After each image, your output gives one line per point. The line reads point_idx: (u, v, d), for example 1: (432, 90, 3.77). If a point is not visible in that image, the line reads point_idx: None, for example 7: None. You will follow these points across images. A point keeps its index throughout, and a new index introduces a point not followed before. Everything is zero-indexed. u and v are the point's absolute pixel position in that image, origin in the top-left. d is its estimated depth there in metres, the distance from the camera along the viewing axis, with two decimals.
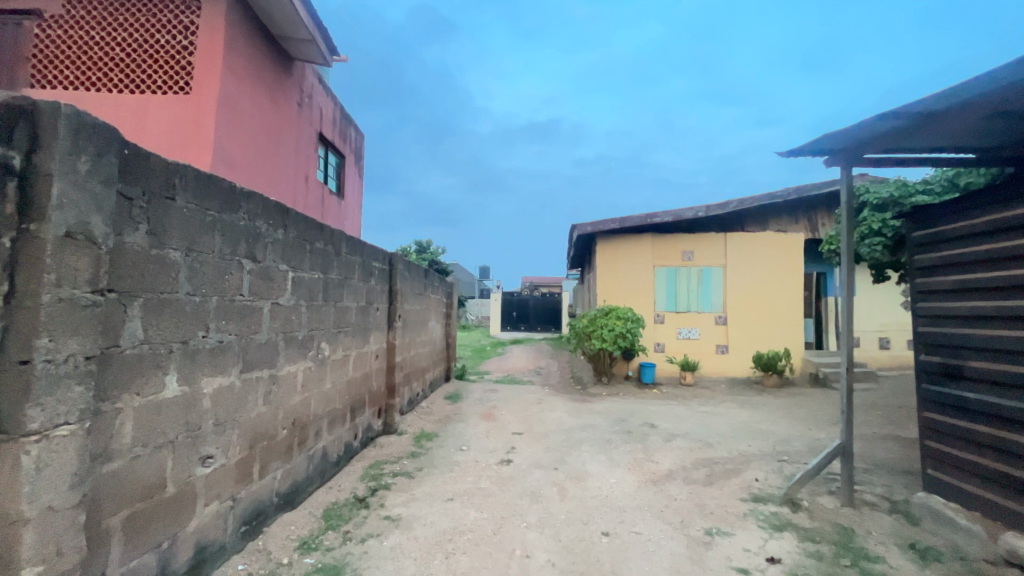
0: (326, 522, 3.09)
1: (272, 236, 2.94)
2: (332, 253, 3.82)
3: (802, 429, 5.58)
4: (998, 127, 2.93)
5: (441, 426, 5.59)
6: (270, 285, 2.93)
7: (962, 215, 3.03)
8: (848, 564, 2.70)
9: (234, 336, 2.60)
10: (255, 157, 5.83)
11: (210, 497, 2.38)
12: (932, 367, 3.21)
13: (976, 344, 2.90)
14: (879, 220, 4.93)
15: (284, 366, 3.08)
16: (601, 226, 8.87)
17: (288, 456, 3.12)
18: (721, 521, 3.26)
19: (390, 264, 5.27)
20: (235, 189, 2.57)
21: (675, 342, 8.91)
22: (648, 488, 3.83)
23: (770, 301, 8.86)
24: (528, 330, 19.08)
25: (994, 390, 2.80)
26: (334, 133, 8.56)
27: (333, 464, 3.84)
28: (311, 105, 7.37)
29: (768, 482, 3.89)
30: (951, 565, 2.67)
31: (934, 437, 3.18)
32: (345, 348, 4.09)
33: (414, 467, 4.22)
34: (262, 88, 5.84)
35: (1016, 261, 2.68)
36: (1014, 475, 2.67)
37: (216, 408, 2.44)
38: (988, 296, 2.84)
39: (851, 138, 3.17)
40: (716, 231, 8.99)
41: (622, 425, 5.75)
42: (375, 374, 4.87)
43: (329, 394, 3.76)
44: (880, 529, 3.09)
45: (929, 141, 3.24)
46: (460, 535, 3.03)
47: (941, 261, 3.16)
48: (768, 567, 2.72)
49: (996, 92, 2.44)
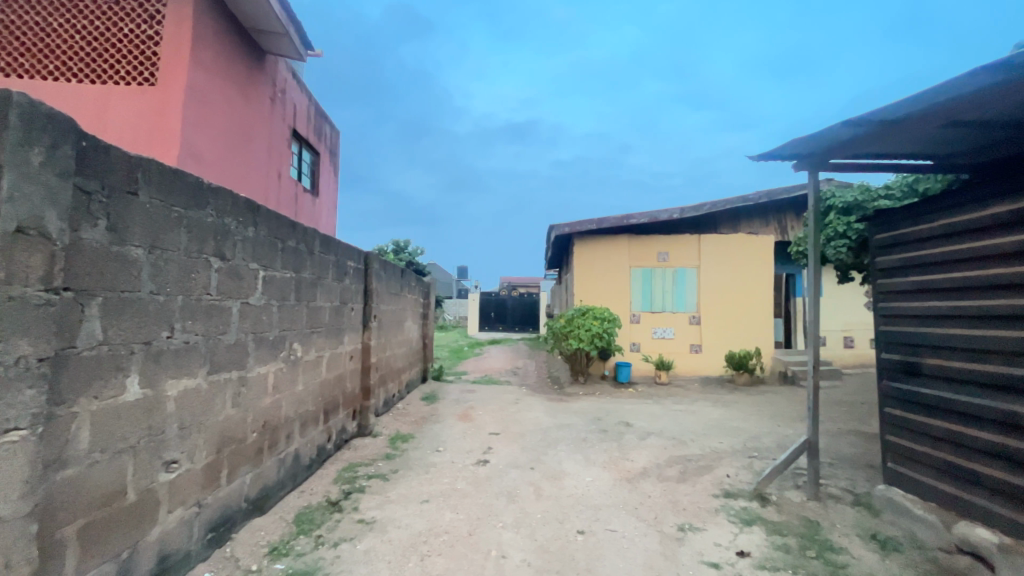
0: (297, 527, 3.02)
1: (241, 234, 2.85)
2: (305, 251, 3.74)
3: (771, 426, 5.73)
4: (954, 136, 3.07)
5: (417, 427, 5.54)
6: (239, 284, 2.84)
7: (920, 218, 3.17)
8: (813, 556, 2.79)
9: (201, 336, 2.51)
10: (224, 153, 5.63)
11: (174, 503, 2.30)
12: (892, 364, 3.34)
13: (932, 343, 3.03)
14: (845, 223, 5.15)
15: (254, 367, 3.00)
16: (578, 227, 8.92)
17: (257, 460, 3.03)
18: (693, 517, 3.32)
19: (365, 264, 5.19)
20: (203, 185, 2.49)
21: (650, 342, 9.05)
22: (622, 486, 3.87)
23: (742, 302, 9.08)
24: (506, 330, 19.12)
25: (949, 385, 2.93)
26: (309, 129, 8.38)
27: (305, 467, 3.75)
28: (285, 101, 7.20)
29: (738, 478, 3.98)
30: (910, 554, 2.79)
31: (894, 431, 3.31)
32: (319, 348, 4.02)
33: (390, 468, 4.17)
34: (232, 82, 5.67)
35: (972, 262, 2.81)
36: (970, 467, 2.79)
37: (180, 412, 2.35)
38: (944, 297, 2.97)
39: (817, 144, 3.29)
40: (690, 232, 9.17)
41: (598, 424, 5.79)
42: (349, 375, 4.79)
43: (301, 396, 3.67)
44: (844, 521, 3.20)
45: (890, 148, 3.37)
46: (435, 537, 3.00)
47: (901, 262, 3.29)
48: (738, 561, 2.78)
49: (952, 103, 2.55)
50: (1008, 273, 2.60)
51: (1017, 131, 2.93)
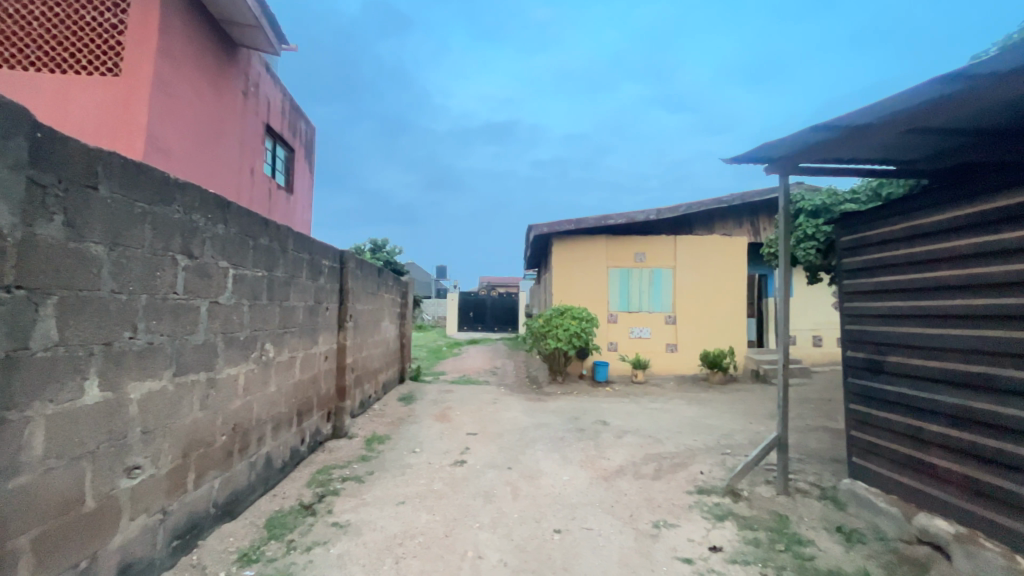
0: (268, 532, 2.94)
1: (210, 231, 2.77)
2: (278, 250, 3.65)
3: (743, 423, 5.87)
4: (915, 142, 3.20)
5: (394, 428, 5.47)
6: (207, 283, 2.75)
7: (882, 221, 3.29)
8: (782, 549, 2.87)
9: (167, 337, 2.43)
10: (194, 147, 5.47)
11: (137, 510, 2.21)
12: (857, 362, 3.46)
13: (894, 341, 3.15)
14: (813, 226, 5.31)
15: (223, 368, 2.92)
16: (557, 227, 8.95)
17: (226, 464, 2.95)
18: (668, 514, 3.37)
19: (341, 263, 5.11)
20: (168, 179, 2.40)
21: (627, 341, 9.16)
22: (599, 484, 3.91)
23: (716, 302, 9.28)
24: (485, 330, 19.08)
25: (909, 382, 3.05)
26: (283, 125, 8.19)
27: (278, 471, 3.67)
28: (258, 95, 7.01)
29: (711, 474, 4.06)
30: (872, 546, 2.90)
31: (859, 426, 3.42)
32: (292, 349, 3.93)
33: (365, 470, 4.11)
34: (202, 74, 5.49)
35: (931, 264, 2.93)
36: (929, 459, 2.90)
37: (144, 415, 2.27)
38: (904, 297, 3.10)
39: (787, 148, 3.38)
40: (666, 233, 9.32)
41: (575, 423, 5.82)
42: (324, 376, 4.70)
43: (273, 398, 3.59)
44: (811, 515, 3.30)
45: (857, 153, 3.49)
46: (411, 539, 2.97)
47: (865, 263, 3.41)
48: (710, 556, 2.84)
49: (912, 111, 2.66)
50: (964, 274, 2.73)
51: (974, 138, 3.06)
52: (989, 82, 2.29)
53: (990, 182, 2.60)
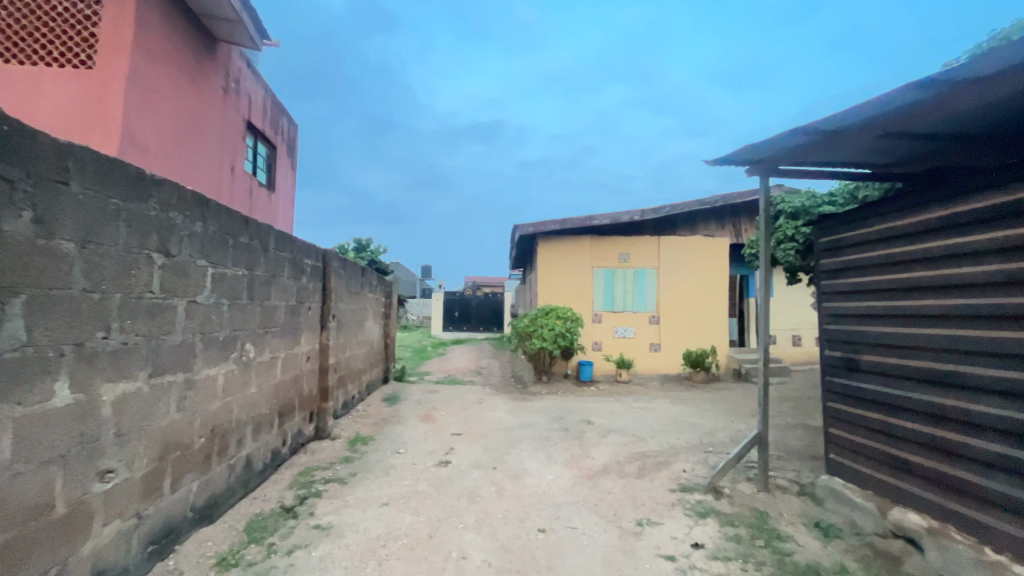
0: (248, 535, 2.89)
1: (189, 229, 2.71)
2: (259, 249, 3.59)
3: (725, 421, 5.95)
4: (890, 147, 3.28)
5: (377, 429, 5.42)
6: (185, 282, 2.69)
7: (859, 223, 3.37)
8: (762, 544, 2.92)
9: (143, 337, 2.36)
10: (172, 143, 5.34)
11: (110, 516, 2.15)
12: (834, 361, 3.54)
13: (871, 340, 3.23)
14: (793, 227, 5.42)
15: (202, 369, 2.85)
16: (542, 227, 8.97)
17: (205, 466, 2.88)
18: (651, 511, 3.40)
19: (324, 262, 5.04)
20: (143, 175, 2.34)
21: (612, 341, 9.23)
22: (583, 483, 3.92)
23: (698, 302, 9.40)
24: (470, 330, 19.02)
25: (884, 380, 3.13)
26: (264, 121, 8.05)
27: (258, 473, 3.60)
28: (239, 91, 6.88)
29: (694, 472, 4.11)
30: (849, 540, 2.98)
31: (836, 424, 3.50)
32: (273, 349, 3.86)
33: (348, 472, 4.06)
34: (181, 69, 5.36)
35: (903, 266, 3.02)
36: (903, 456, 2.98)
37: (118, 417, 2.20)
38: (879, 297, 3.18)
39: (767, 150, 3.45)
40: (650, 234, 9.41)
41: (560, 423, 5.84)
42: (306, 377, 4.64)
43: (254, 399, 3.52)
44: (790, 510, 3.37)
45: (834, 157, 3.56)
46: (394, 541, 2.94)
47: (843, 264, 3.49)
48: (692, 553, 2.87)
49: (886, 117, 2.73)
50: (935, 275, 2.81)
51: (946, 143, 3.16)
52: (961, 88, 2.36)
53: (961, 186, 2.68)
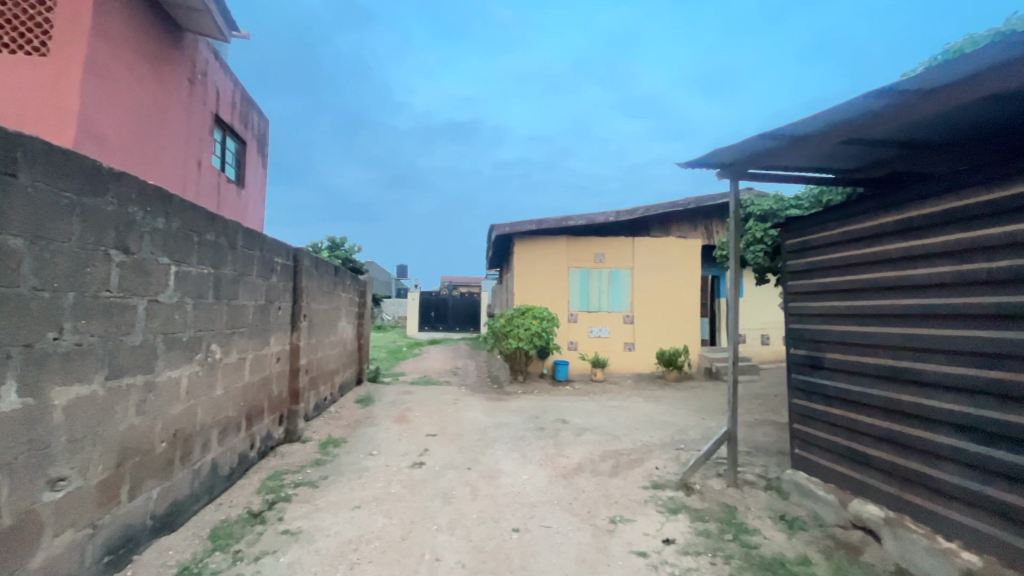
0: (213, 543, 2.79)
1: (150, 225, 2.60)
2: (226, 247, 3.47)
3: (697, 419, 6.08)
4: (852, 153, 3.41)
5: (350, 431, 5.32)
6: (146, 281, 2.58)
7: (822, 226, 3.49)
8: (730, 538, 2.99)
9: (99, 337, 2.26)
10: (133, 136, 5.13)
11: (62, 526, 2.04)
12: (799, 359, 3.65)
13: (833, 339, 3.35)
14: (761, 230, 5.57)
15: (163, 371, 2.74)
16: (518, 227, 8.97)
17: (166, 472, 2.77)
18: (624, 509, 3.45)
19: (295, 261, 4.92)
20: (100, 168, 2.24)
21: (587, 341, 9.32)
22: (558, 482, 3.95)
23: (672, 302, 9.58)
24: (446, 330, 18.90)
25: (844, 377, 3.25)
26: (234, 116, 7.81)
27: (224, 478, 3.48)
28: (206, 83, 6.66)
29: (666, 469, 4.19)
30: (812, 532, 3.09)
31: (801, 420, 3.61)
32: (241, 350, 3.75)
33: (319, 475, 3.97)
34: (143, 59, 5.15)
35: (863, 267, 3.14)
36: (862, 449, 3.09)
37: (70, 422, 2.09)
38: (841, 297, 3.31)
39: (736, 155, 3.55)
40: (625, 235, 9.53)
41: (535, 422, 5.86)
42: (276, 378, 4.52)
43: (220, 401, 3.41)
44: (757, 505, 3.46)
45: (800, 163, 3.68)
46: (366, 544, 2.89)
47: (808, 266, 3.61)
48: (663, 548, 2.92)
49: (847, 124, 2.84)
50: (891, 276, 2.94)
51: (902, 151, 3.30)
52: (918, 97, 2.47)
53: (917, 190, 2.80)
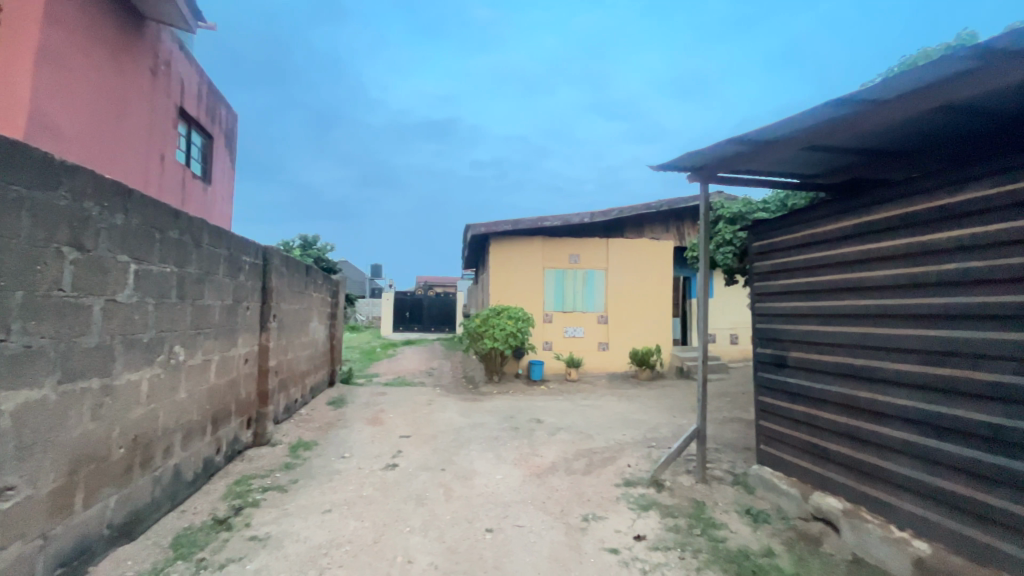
0: (175, 552, 2.69)
1: (107, 222, 2.49)
2: (190, 244, 3.35)
3: (668, 417, 6.20)
4: (814, 159, 3.54)
5: (322, 434, 5.22)
6: (104, 279, 2.48)
7: (786, 229, 3.60)
8: (699, 533, 3.07)
9: (51, 339, 2.15)
10: (90, 128, 4.90)
11: (10, 538, 1.94)
12: (764, 358, 3.77)
13: (796, 338, 3.47)
14: (731, 232, 5.74)
15: (122, 374, 2.63)
16: (494, 228, 8.95)
17: (125, 479, 2.66)
18: (597, 507, 3.49)
19: (264, 259, 4.79)
20: (52, 161, 2.13)
21: (562, 341, 9.39)
22: (532, 482, 3.96)
23: (645, 302, 9.74)
24: (421, 330, 18.75)
25: (807, 375, 3.36)
26: (199, 109, 7.55)
27: (188, 484, 3.36)
28: (170, 75, 6.42)
29: (638, 467, 4.26)
30: (775, 525, 3.19)
31: (766, 416, 3.72)
32: (207, 351, 3.63)
33: (289, 479, 3.88)
34: (101, 47, 4.93)
35: (824, 269, 3.26)
36: (824, 445, 3.20)
37: (18, 429, 1.99)
38: (804, 298, 3.43)
39: (706, 158, 3.64)
40: (600, 236, 9.64)
41: (510, 422, 5.87)
42: (244, 380, 4.39)
43: (183, 405, 3.30)
44: (725, 500, 3.56)
45: (766, 167, 3.80)
46: (336, 549, 2.84)
47: (773, 267, 3.72)
48: (635, 545, 2.97)
49: (810, 131, 2.95)
50: (850, 278, 3.07)
51: (861, 157, 3.45)
52: (875, 107, 2.59)
53: (873, 195, 2.93)
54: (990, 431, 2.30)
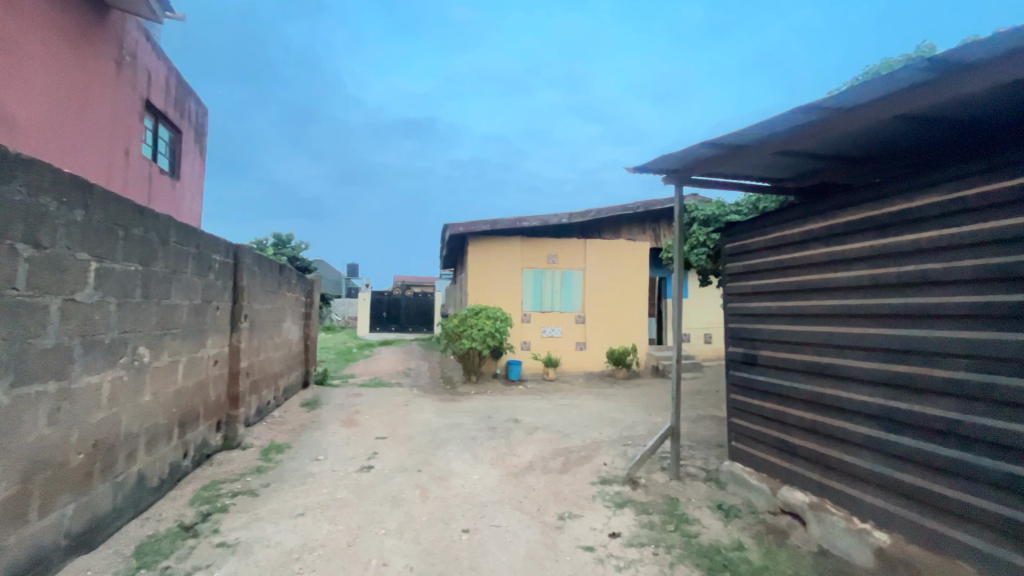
0: (138, 560, 2.59)
1: (65, 218, 2.38)
2: (156, 242, 3.24)
3: (643, 415, 6.29)
4: (783, 164, 3.65)
5: (295, 436, 5.11)
6: (61, 278, 2.37)
7: (757, 231, 3.70)
8: (672, 529, 3.12)
9: (4, 341, 2.05)
10: (48, 120, 4.69)
11: None
12: (735, 357, 3.86)
13: (766, 337, 3.56)
14: (704, 234, 5.86)
15: (81, 377, 2.52)
16: (472, 227, 8.91)
17: (84, 486, 2.55)
18: (573, 505, 3.51)
19: (235, 258, 4.66)
20: (5, 154, 2.03)
21: (539, 341, 9.43)
22: (509, 481, 3.97)
23: (622, 302, 9.86)
24: (398, 330, 18.57)
25: (777, 373, 3.46)
26: (167, 102, 7.29)
27: (153, 490, 3.24)
28: (136, 66, 6.19)
29: (613, 465, 4.31)
30: (745, 519, 3.28)
31: (738, 414, 3.80)
32: (173, 352, 3.52)
33: (260, 483, 3.79)
34: (60, 35, 4.72)
35: (793, 270, 3.36)
36: (791, 440, 3.30)
37: None
38: (774, 299, 3.53)
39: (680, 161, 3.71)
40: (578, 236, 9.71)
41: (488, 422, 5.86)
42: (213, 382, 4.27)
43: (148, 408, 3.18)
44: (698, 496, 3.64)
45: (738, 171, 3.90)
46: (309, 553, 2.79)
47: (745, 268, 3.82)
48: (610, 542, 3.00)
49: (779, 136, 3.04)
50: (818, 279, 3.17)
51: (828, 163, 3.57)
52: (840, 114, 2.68)
53: (838, 200, 3.04)
54: (945, 426, 2.41)
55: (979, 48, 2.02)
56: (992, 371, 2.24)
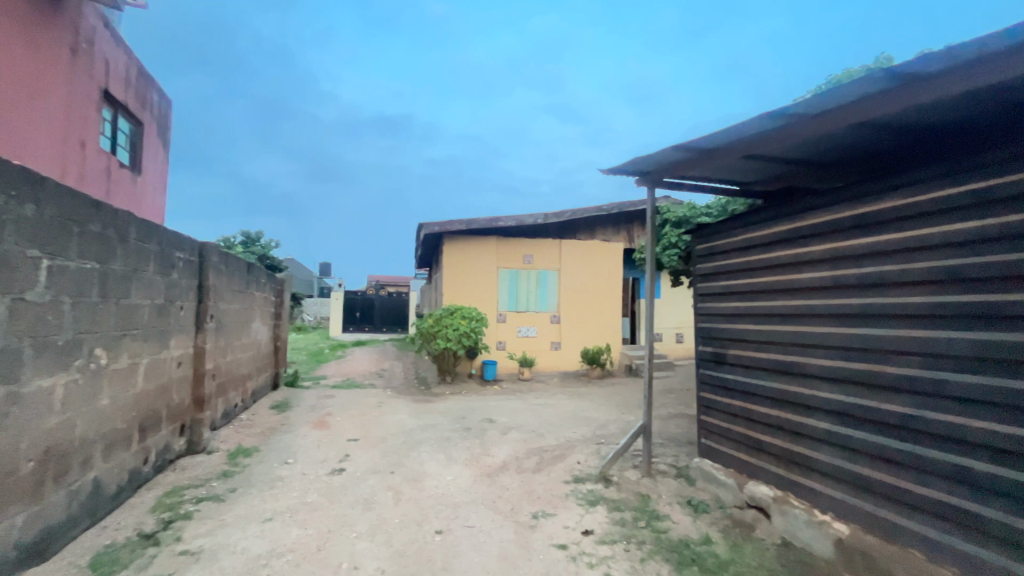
0: (94, 571, 2.48)
1: (14, 212, 2.26)
2: (115, 238, 3.10)
3: (617, 414, 6.38)
4: (751, 168, 3.77)
5: (263, 439, 4.98)
6: (9, 276, 2.25)
7: (726, 233, 3.80)
8: (643, 525, 3.18)
9: None
10: None
11: None
12: (705, 356, 3.95)
13: (735, 336, 3.66)
14: (676, 235, 5.98)
15: (31, 381, 2.39)
16: (448, 227, 8.85)
17: (35, 496, 2.42)
18: (546, 504, 3.54)
19: (200, 256, 4.51)
20: None
21: (515, 340, 9.45)
22: (483, 481, 3.97)
23: (596, 302, 9.97)
24: (372, 330, 18.31)
25: (745, 371, 3.56)
26: (127, 93, 6.98)
27: (110, 498, 3.10)
28: (93, 54, 5.91)
29: (587, 463, 4.36)
30: (713, 514, 3.37)
31: (707, 411, 3.89)
32: (133, 354, 3.38)
33: (226, 488, 3.67)
34: (8, 20, 4.46)
35: (761, 270, 3.47)
36: (758, 437, 3.40)
37: None
38: (742, 298, 3.63)
39: (653, 163, 3.78)
40: (553, 237, 9.77)
41: (462, 422, 5.83)
42: (177, 385, 4.12)
43: (106, 412, 3.05)
44: (668, 492, 3.71)
45: (709, 175, 4.00)
46: (277, 559, 2.72)
47: (714, 269, 3.92)
48: (582, 539, 3.04)
49: (747, 140, 3.13)
50: (783, 279, 3.28)
51: (793, 168, 3.70)
52: (805, 121, 2.78)
53: (803, 203, 3.15)
54: (899, 420, 2.53)
55: (932, 60, 2.14)
56: (942, 368, 2.37)
